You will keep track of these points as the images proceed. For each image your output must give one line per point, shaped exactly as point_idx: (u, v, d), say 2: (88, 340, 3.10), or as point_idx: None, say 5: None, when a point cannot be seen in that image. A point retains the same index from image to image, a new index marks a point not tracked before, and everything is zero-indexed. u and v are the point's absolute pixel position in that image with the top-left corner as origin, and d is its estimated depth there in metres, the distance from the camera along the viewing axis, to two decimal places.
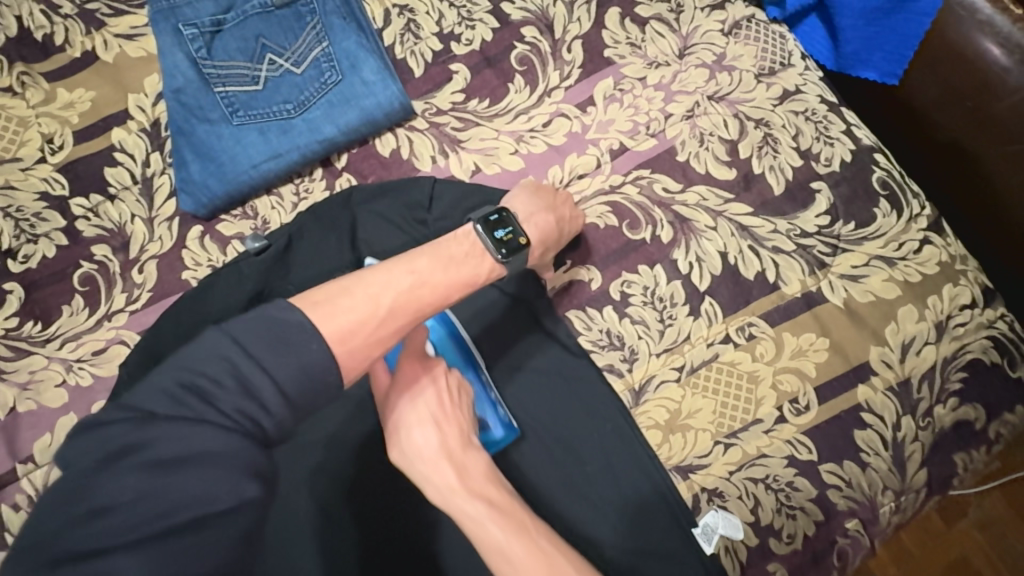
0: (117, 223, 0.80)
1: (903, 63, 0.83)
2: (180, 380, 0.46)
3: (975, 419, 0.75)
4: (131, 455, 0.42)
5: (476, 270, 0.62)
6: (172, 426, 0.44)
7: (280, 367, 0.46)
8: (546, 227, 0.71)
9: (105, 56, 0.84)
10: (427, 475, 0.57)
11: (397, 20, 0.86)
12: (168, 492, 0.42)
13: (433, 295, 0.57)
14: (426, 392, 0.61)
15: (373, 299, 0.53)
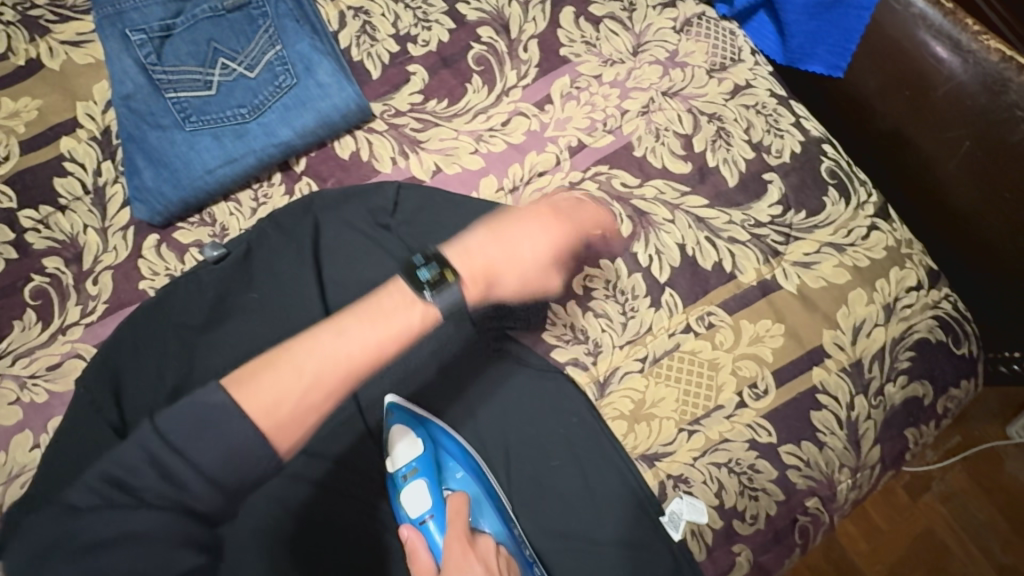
0: (69, 234, 0.78)
1: (847, 56, 0.86)
2: (104, 475, 0.50)
3: (924, 395, 0.79)
4: (67, 544, 0.48)
5: (405, 321, 0.60)
6: (97, 514, 0.49)
7: (203, 457, 0.51)
8: (490, 254, 0.67)
9: (51, 64, 0.82)
10: None
11: (353, 22, 0.85)
12: (110, 568, 0.47)
13: (365, 353, 0.58)
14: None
15: (296, 369, 0.55)
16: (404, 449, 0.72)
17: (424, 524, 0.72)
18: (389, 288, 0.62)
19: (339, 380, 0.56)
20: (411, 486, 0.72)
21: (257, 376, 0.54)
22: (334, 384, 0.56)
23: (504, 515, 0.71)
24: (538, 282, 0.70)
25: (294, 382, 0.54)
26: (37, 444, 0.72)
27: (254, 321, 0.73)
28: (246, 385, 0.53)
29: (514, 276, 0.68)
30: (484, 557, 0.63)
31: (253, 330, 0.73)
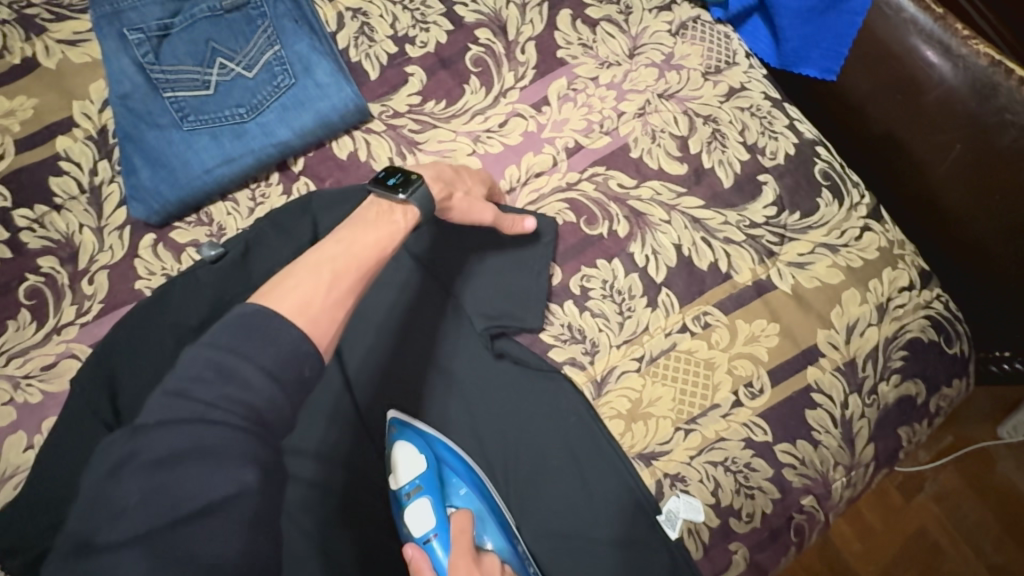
0: (64, 234, 0.78)
1: (840, 60, 0.88)
2: (171, 389, 0.47)
3: (917, 394, 0.80)
4: (134, 460, 0.44)
5: (392, 223, 0.64)
6: (164, 427, 0.45)
7: (263, 355, 0.48)
8: (437, 170, 0.73)
9: (47, 62, 0.82)
10: None
11: (351, 24, 0.86)
12: (176, 488, 0.43)
13: (366, 250, 0.60)
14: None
15: (312, 269, 0.56)
16: (407, 466, 0.72)
17: (427, 544, 0.70)
18: (366, 203, 0.66)
19: (356, 278, 0.58)
20: (415, 501, 0.71)
21: (284, 286, 0.54)
22: (352, 280, 0.57)
23: (508, 531, 0.71)
24: (481, 206, 0.74)
25: (315, 284, 0.54)
26: (31, 445, 0.72)
27: None
28: (271, 294, 0.53)
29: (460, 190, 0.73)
30: None
31: None
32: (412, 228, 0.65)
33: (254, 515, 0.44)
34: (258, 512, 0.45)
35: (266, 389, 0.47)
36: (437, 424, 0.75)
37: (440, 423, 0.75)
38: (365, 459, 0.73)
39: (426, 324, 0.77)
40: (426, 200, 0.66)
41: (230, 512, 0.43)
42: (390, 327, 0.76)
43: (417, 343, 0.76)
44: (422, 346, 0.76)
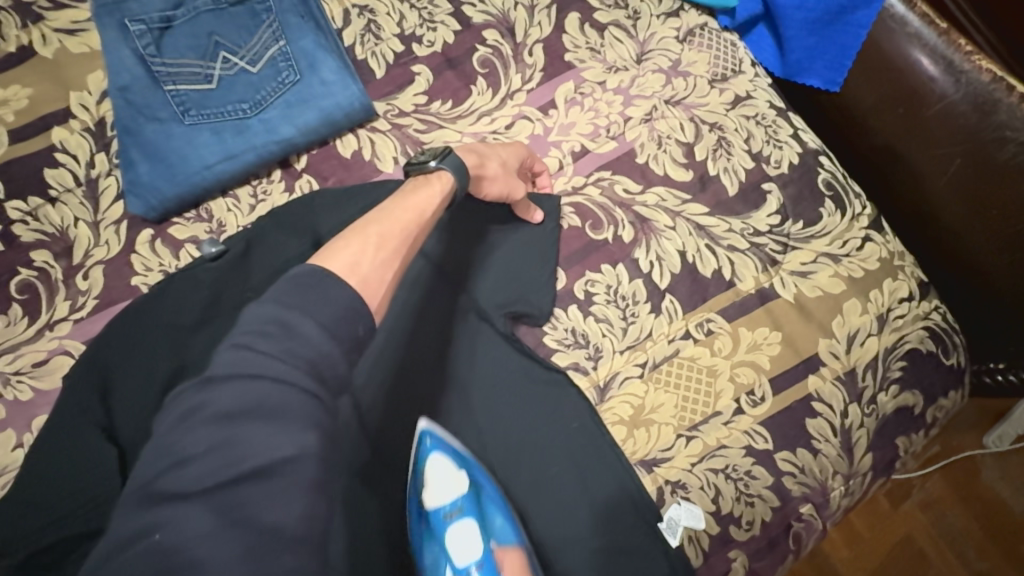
0: (59, 227, 0.76)
1: (843, 71, 0.89)
2: (238, 340, 0.44)
3: (914, 404, 0.80)
4: (199, 412, 0.41)
5: (432, 189, 0.64)
6: (228, 380, 0.42)
7: (321, 311, 0.45)
8: (473, 146, 0.74)
9: (43, 51, 0.80)
10: None
11: (358, 21, 0.85)
12: (241, 445, 0.40)
13: (407, 214, 0.60)
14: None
15: (361, 230, 0.56)
16: (445, 484, 0.70)
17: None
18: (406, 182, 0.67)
19: (400, 243, 0.57)
20: (448, 526, 0.71)
21: (333, 248, 0.53)
22: (397, 244, 0.57)
23: None
24: (515, 179, 0.75)
25: (364, 246, 0.54)
26: (19, 444, 0.70)
27: None
28: (321, 256, 0.52)
29: (495, 161, 0.73)
30: None
31: None
32: (450, 194, 0.65)
33: (316, 481, 0.41)
34: (317, 478, 0.41)
35: (324, 348, 0.44)
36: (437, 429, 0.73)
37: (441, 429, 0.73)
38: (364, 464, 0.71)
39: (428, 328, 0.76)
40: (458, 166, 0.66)
41: (292, 475, 0.40)
42: (393, 329, 0.75)
43: (419, 347, 0.75)
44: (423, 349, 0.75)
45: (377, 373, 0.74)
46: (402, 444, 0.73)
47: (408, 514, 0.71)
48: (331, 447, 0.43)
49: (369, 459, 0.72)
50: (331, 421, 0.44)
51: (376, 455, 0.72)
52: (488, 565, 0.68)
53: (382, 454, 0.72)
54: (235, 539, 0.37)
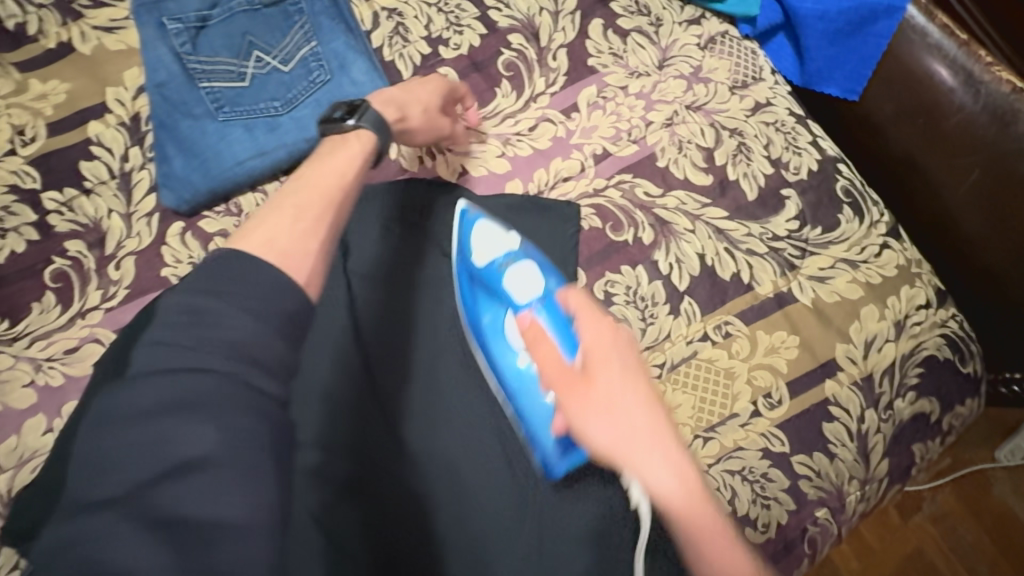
0: (93, 218, 0.78)
1: (862, 81, 0.90)
2: (155, 339, 0.45)
3: (931, 411, 0.81)
4: (119, 414, 0.42)
5: (352, 153, 0.62)
6: (147, 378, 0.43)
7: (245, 295, 0.47)
8: (394, 91, 0.73)
9: (82, 48, 0.82)
10: (627, 421, 0.52)
11: (386, 23, 0.87)
12: (166, 441, 0.41)
13: (328, 179, 0.59)
14: (643, 389, 0.54)
15: (278, 204, 0.55)
16: (491, 246, 0.76)
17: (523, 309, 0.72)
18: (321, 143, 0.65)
19: (322, 210, 0.56)
20: (499, 277, 0.75)
21: (249, 229, 0.53)
22: (318, 209, 0.56)
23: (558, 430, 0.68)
24: (438, 121, 0.77)
25: (281, 220, 0.54)
26: (50, 429, 0.72)
27: None
28: (237, 238, 0.52)
29: (417, 107, 0.74)
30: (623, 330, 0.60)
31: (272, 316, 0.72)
32: (371, 154, 0.64)
33: (253, 468, 0.42)
34: (256, 461, 0.42)
35: (248, 331, 0.45)
36: None
37: None
38: None
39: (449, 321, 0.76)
40: (377, 122, 0.66)
41: (227, 464, 0.41)
42: None
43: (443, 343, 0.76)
44: (446, 342, 0.75)
45: None
46: None
47: (458, 287, 0.77)
48: (272, 432, 0.44)
49: None
50: (276, 409, 0.45)
51: None
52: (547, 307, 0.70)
53: None
54: (160, 536, 0.38)
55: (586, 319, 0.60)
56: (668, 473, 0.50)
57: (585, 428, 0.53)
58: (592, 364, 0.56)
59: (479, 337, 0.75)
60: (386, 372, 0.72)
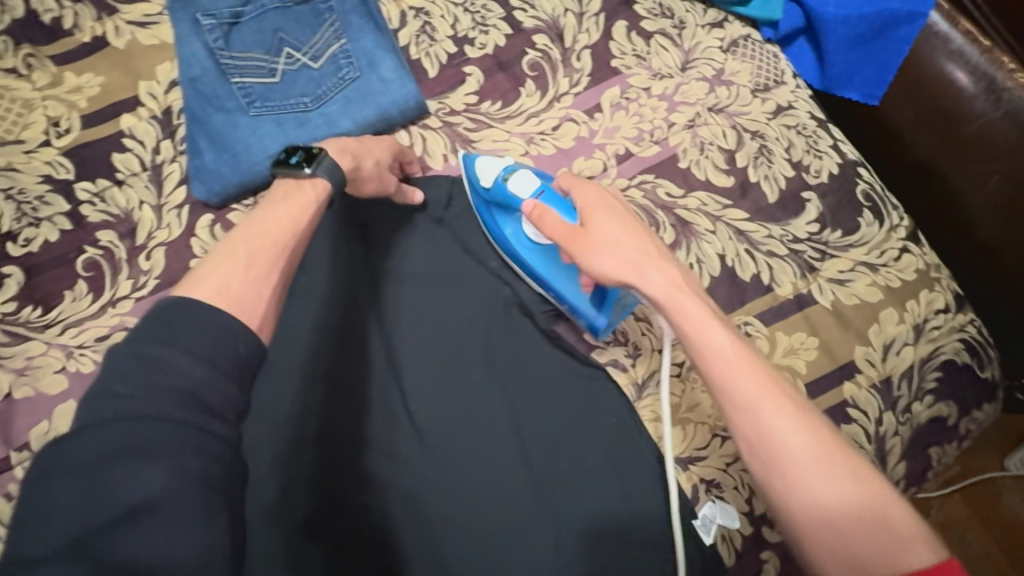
0: (124, 209, 0.79)
1: (883, 86, 0.90)
2: (100, 386, 0.46)
3: (948, 415, 0.81)
4: (60, 467, 0.43)
5: (304, 197, 0.65)
6: (88, 429, 0.44)
7: (190, 341, 0.49)
8: (343, 143, 0.73)
9: (116, 42, 0.84)
10: (622, 250, 0.64)
11: (413, 22, 0.88)
12: (111, 489, 0.42)
13: (279, 225, 0.62)
14: (630, 228, 0.66)
15: (228, 252, 0.58)
16: (491, 165, 0.77)
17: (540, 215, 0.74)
18: (274, 185, 0.67)
19: (273, 257, 0.60)
20: (504, 189, 0.75)
21: (200, 275, 0.56)
22: (269, 257, 0.60)
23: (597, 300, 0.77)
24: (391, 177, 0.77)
25: (232, 267, 0.57)
26: None
27: (309, 299, 0.78)
28: (186, 285, 0.54)
29: (370, 159, 0.74)
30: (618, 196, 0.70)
31: (308, 308, 0.77)
32: (325, 201, 0.66)
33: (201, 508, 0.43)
34: (204, 499, 0.44)
35: (198, 378, 0.47)
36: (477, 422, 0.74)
37: (481, 422, 0.74)
38: (408, 447, 0.73)
39: (471, 316, 0.79)
40: (332, 169, 0.68)
41: (173, 507, 0.42)
42: (442, 319, 0.78)
43: (465, 337, 0.78)
44: (468, 336, 0.78)
45: (423, 361, 0.76)
46: (446, 432, 0.73)
47: (478, 213, 0.81)
48: (221, 471, 0.46)
49: (412, 444, 0.73)
50: (224, 448, 0.47)
51: (419, 440, 0.73)
52: (551, 198, 0.72)
53: (423, 439, 0.73)
54: None
55: (572, 189, 0.70)
56: (661, 281, 0.62)
57: (593, 261, 0.64)
58: (587, 221, 0.67)
59: (507, 247, 0.79)
60: (409, 365, 0.76)
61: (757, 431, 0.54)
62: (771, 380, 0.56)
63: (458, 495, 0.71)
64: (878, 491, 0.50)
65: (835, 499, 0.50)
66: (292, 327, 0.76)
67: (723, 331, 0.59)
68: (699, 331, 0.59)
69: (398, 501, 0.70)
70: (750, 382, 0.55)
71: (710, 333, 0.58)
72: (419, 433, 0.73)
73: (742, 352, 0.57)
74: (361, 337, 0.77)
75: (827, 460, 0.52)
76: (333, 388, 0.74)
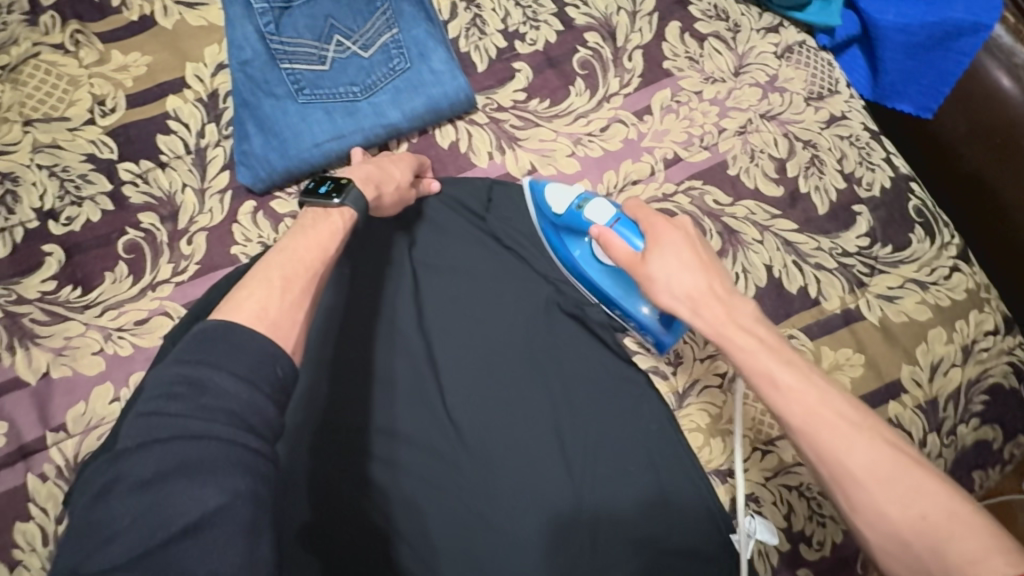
0: (167, 192, 0.78)
1: (939, 98, 0.88)
2: (146, 407, 0.45)
3: (994, 439, 0.79)
4: (116, 488, 0.42)
5: (332, 226, 0.63)
6: (141, 450, 0.43)
7: (234, 363, 0.46)
8: (364, 170, 0.73)
9: (164, 22, 0.83)
10: (673, 285, 0.61)
11: (464, 14, 0.87)
12: (166, 507, 0.41)
13: (311, 253, 0.60)
14: (684, 246, 0.63)
15: (264, 278, 0.55)
16: (564, 192, 0.76)
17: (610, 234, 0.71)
18: (301, 215, 0.65)
19: (308, 282, 0.57)
20: (580, 215, 0.74)
21: (237, 299, 0.52)
22: (304, 282, 0.57)
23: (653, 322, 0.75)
24: (409, 196, 0.76)
25: (268, 290, 0.54)
26: (117, 398, 0.72)
27: (348, 293, 0.77)
28: (225, 309, 0.51)
29: (391, 184, 0.74)
30: (682, 226, 0.65)
31: (349, 301, 0.76)
32: (351, 230, 0.65)
33: (246, 525, 0.42)
34: (249, 521, 0.42)
35: (243, 397, 0.45)
36: (516, 424, 0.72)
37: (519, 425, 0.72)
38: (444, 445, 0.71)
39: (513, 316, 0.77)
40: (360, 201, 0.67)
41: (219, 529, 0.41)
42: (484, 319, 0.77)
43: (504, 341, 0.76)
44: (509, 337, 0.76)
45: (462, 359, 0.75)
46: (484, 433, 0.72)
47: (544, 235, 0.79)
48: (268, 491, 0.44)
49: (449, 443, 0.72)
50: (268, 468, 0.45)
51: (458, 440, 0.72)
52: (626, 226, 0.70)
53: (460, 438, 0.72)
54: None
55: (637, 212, 0.68)
56: (709, 316, 0.59)
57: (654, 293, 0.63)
58: (647, 239, 0.65)
59: (573, 268, 0.78)
60: (449, 363, 0.75)
61: (808, 451, 0.52)
62: (827, 400, 0.53)
63: (498, 499, 0.70)
64: (945, 511, 0.47)
65: (894, 518, 0.48)
66: (334, 320, 0.75)
67: (775, 355, 0.56)
68: (755, 371, 0.56)
69: (430, 511, 0.69)
70: (802, 406, 0.53)
71: (763, 369, 0.55)
72: (458, 434, 0.72)
73: (794, 374, 0.54)
74: (401, 332, 0.76)
75: (888, 480, 0.49)
76: (371, 386, 0.73)
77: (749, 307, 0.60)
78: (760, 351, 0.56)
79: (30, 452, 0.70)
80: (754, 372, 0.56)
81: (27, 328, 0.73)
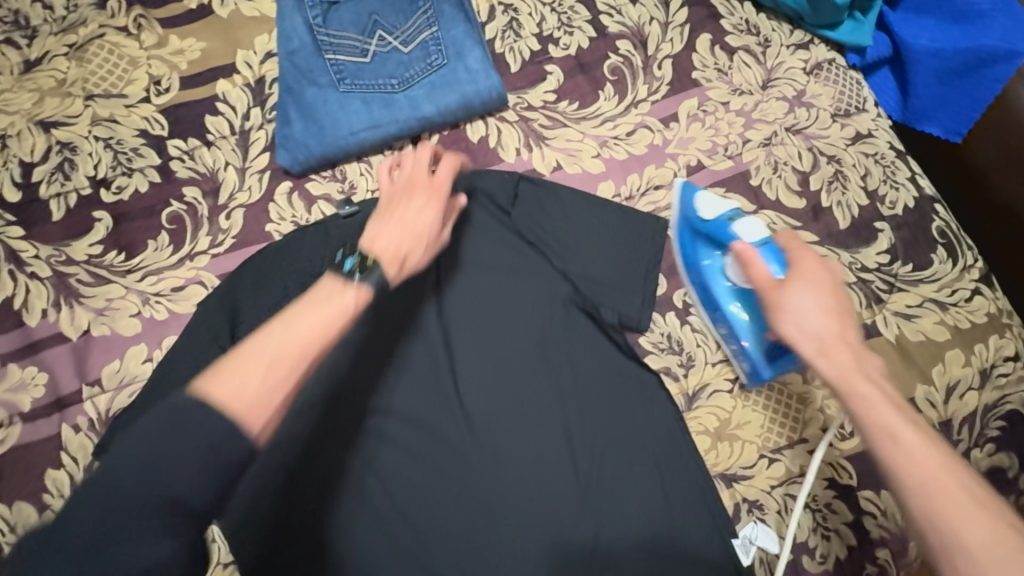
0: (210, 169, 0.83)
1: (969, 123, 0.87)
2: None
3: (1009, 467, 0.77)
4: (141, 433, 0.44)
5: (337, 302, 0.53)
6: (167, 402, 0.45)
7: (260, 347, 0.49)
8: (388, 234, 0.60)
9: (220, 11, 0.88)
10: (803, 319, 0.59)
11: (501, 17, 0.90)
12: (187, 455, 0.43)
13: (310, 334, 0.51)
14: (827, 288, 0.61)
15: (254, 359, 0.48)
16: (716, 204, 0.80)
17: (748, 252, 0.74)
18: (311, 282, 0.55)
19: (298, 362, 0.50)
20: (725, 227, 0.78)
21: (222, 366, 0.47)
22: (296, 361, 0.49)
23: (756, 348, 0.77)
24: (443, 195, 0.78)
25: (250, 373, 0.47)
26: (149, 358, 0.76)
27: None
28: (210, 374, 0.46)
29: (418, 250, 0.62)
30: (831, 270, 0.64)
31: None
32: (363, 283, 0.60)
33: None
34: None
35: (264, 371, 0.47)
36: (526, 415, 0.74)
37: (529, 417, 0.74)
38: (454, 430, 0.74)
39: (531, 312, 0.78)
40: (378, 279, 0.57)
41: None
42: (501, 309, 0.78)
43: (519, 334, 0.77)
44: (524, 334, 0.77)
45: (478, 348, 0.77)
46: (494, 422, 0.74)
47: (676, 236, 0.83)
48: None
49: (459, 430, 0.74)
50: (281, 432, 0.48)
51: (467, 428, 0.74)
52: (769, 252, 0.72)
53: (471, 425, 0.74)
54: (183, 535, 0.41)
55: (787, 242, 0.68)
56: (835, 356, 0.57)
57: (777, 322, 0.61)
58: (790, 271, 0.64)
59: (694, 274, 0.81)
60: (466, 353, 0.77)
61: (920, 516, 0.48)
62: (951, 468, 0.49)
63: (500, 488, 0.72)
64: None
65: None
66: None
67: (899, 413, 0.53)
68: (874, 416, 0.53)
69: (434, 492, 0.72)
70: (921, 467, 0.49)
71: (882, 418, 0.52)
72: (468, 422, 0.74)
73: (918, 434, 0.51)
74: (420, 319, 0.78)
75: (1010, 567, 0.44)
76: (389, 367, 0.76)
77: (878, 363, 0.58)
78: (880, 400, 0.54)
79: (66, 404, 0.74)
80: (876, 419, 0.53)
81: (73, 287, 0.78)
